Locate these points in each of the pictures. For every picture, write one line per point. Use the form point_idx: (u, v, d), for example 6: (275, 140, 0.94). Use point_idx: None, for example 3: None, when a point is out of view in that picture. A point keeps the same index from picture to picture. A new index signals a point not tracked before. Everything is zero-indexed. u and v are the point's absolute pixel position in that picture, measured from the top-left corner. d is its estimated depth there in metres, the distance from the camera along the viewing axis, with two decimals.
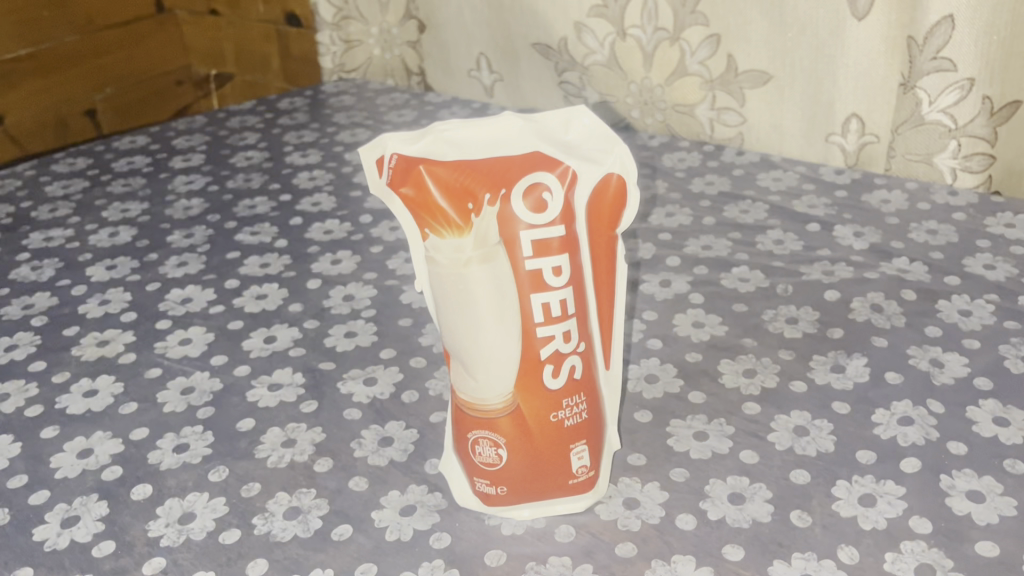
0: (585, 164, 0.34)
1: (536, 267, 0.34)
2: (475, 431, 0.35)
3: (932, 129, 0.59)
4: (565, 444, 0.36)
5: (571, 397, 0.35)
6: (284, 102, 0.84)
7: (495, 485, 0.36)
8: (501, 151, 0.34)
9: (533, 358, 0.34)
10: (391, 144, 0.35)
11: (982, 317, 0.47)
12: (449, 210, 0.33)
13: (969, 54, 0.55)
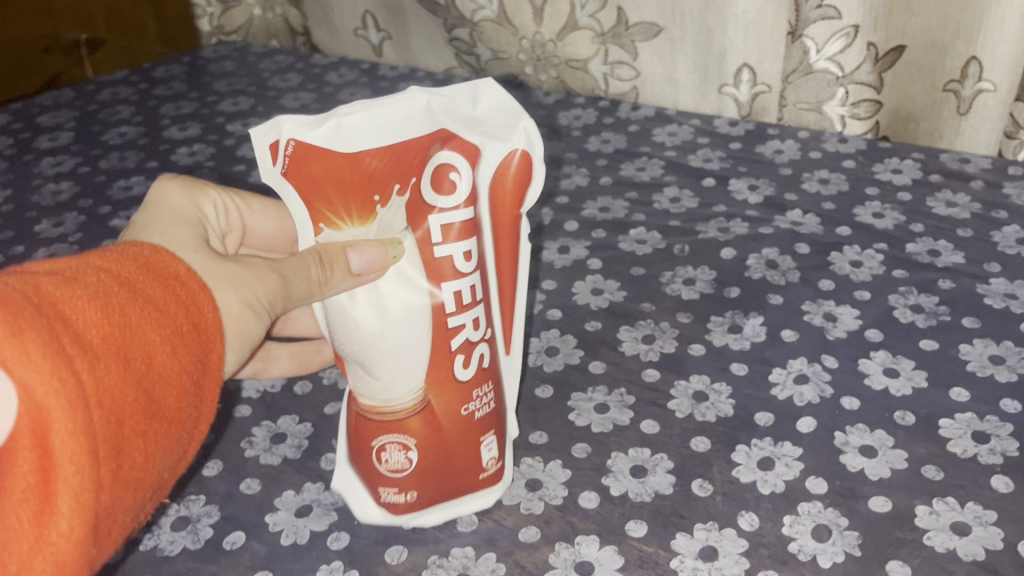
0: (493, 142, 0.32)
1: (446, 254, 0.32)
2: (380, 437, 0.34)
3: (821, 78, 0.59)
4: (478, 437, 0.35)
5: (482, 389, 0.34)
6: (158, 70, 0.79)
7: (405, 493, 0.34)
8: (402, 135, 0.32)
9: (444, 349, 0.33)
10: (289, 124, 0.32)
11: (872, 267, 0.48)
12: (354, 202, 0.32)
13: (852, 1, 0.55)
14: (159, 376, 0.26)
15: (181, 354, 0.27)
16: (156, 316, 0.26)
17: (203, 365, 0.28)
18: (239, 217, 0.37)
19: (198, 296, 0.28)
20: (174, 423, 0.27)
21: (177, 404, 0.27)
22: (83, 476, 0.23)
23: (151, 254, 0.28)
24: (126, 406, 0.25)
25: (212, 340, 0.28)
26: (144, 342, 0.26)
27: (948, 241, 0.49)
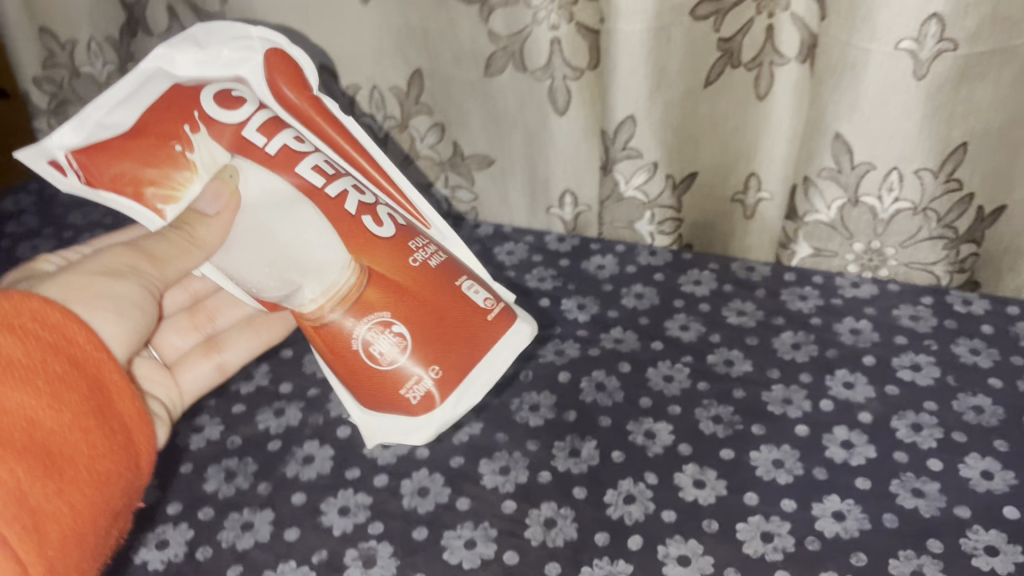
0: (247, 71, 0.53)
1: (281, 147, 0.50)
2: (369, 325, 0.49)
3: (631, 203, 0.70)
4: (443, 278, 0.51)
5: (414, 244, 0.51)
6: (6, 202, 0.80)
7: (430, 379, 0.49)
8: (151, 103, 0.51)
9: (350, 215, 0.50)
10: (60, 145, 0.52)
11: (681, 380, 0.58)
12: (171, 165, 0.50)
13: (650, 143, 0.65)
14: (29, 427, 0.37)
15: (66, 405, 0.38)
16: (10, 380, 0.37)
17: (95, 393, 0.40)
18: (77, 253, 0.54)
19: (61, 328, 0.40)
20: (93, 446, 0.39)
21: (59, 440, 0.38)
22: (29, 500, 0.36)
23: (33, 304, 0.39)
24: (30, 488, 0.36)
25: (98, 362, 0.41)
26: (28, 410, 0.37)
27: (739, 350, 0.60)
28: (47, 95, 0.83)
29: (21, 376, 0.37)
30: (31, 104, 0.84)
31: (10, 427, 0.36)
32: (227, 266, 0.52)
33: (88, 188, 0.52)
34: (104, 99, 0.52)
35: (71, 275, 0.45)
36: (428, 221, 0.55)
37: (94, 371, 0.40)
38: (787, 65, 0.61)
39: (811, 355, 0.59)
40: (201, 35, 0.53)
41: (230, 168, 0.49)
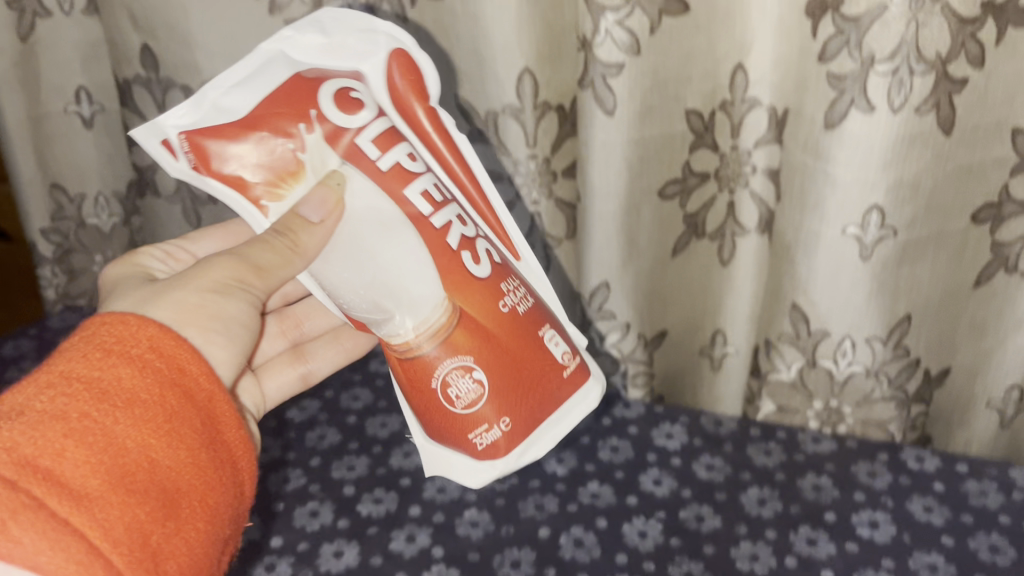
0: (362, 61, 0.49)
1: (394, 163, 0.49)
2: (453, 369, 0.50)
3: (607, 359, 0.76)
4: (531, 332, 0.51)
5: (505, 287, 0.51)
6: (5, 345, 0.81)
7: (499, 430, 0.51)
8: (270, 89, 0.49)
9: (452, 249, 0.50)
10: (171, 124, 0.49)
11: (655, 535, 0.61)
12: (280, 167, 0.49)
13: (623, 307, 0.73)
14: (146, 464, 0.42)
15: (183, 439, 0.43)
16: (130, 417, 0.41)
17: (205, 424, 0.44)
18: (183, 253, 0.59)
19: (176, 360, 0.44)
20: (199, 479, 0.44)
21: (172, 476, 0.42)
22: (146, 538, 0.41)
23: (150, 337, 0.44)
24: (150, 522, 0.41)
25: (209, 393, 0.45)
26: (149, 446, 0.42)
27: (709, 505, 0.63)
28: (53, 245, 0.85)
29: (138, 411, 0.42)
30: (35, 253, 0.86)
31: (129, 463, 0.41)
32: (321, 273, 0.51)
33: (195, 173, 0.50)
34: (224, 77, 0.49)
35: (183, 292, 0.48)
36: (518, 253, 0.55)
37: (204, 400, 0.45)
38: (747, 235, 0.70)
39: (776, 511, 0.63)
40: (327, 23, 0.50)
41: (338, 175, 0.49)
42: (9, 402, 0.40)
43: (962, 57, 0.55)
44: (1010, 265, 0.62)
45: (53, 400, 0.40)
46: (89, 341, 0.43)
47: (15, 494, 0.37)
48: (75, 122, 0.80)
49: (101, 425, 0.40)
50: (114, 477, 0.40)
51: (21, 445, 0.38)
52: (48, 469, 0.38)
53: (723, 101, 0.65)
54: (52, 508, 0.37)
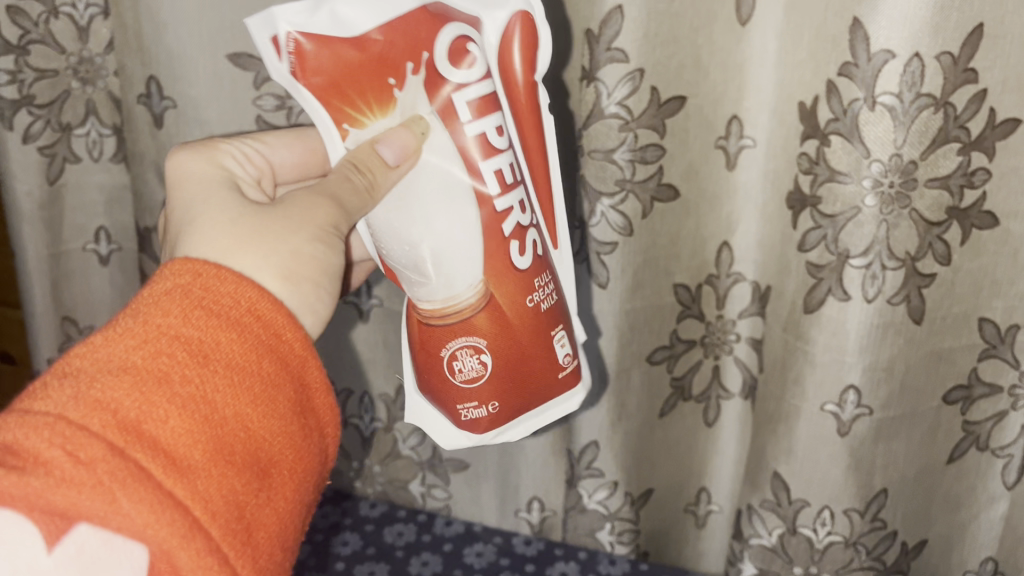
0: (488, 22, 0.46)
1: (480, 130, 0.46)
2: (463, 343, 0.48)
3: (594, 515, 0.77)
4: (545, 329, 0.49)
5: (538, 282, 0.48)
6: None
7: (486, 412, 0.49)
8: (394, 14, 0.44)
9: (502, 236, 0.47)
10: (283, 21, 0.44)
11: None
12: (375, 93, 0.45)
13: (611, 465, 0.75)
14: (244, 433, 0.35)
15: (278, 409, 0.37)
16: (231, 382, 0.35)
17: (302, 390, 0.38)
18: (259, 158, 0.51)
19: (279, 328, 0.37)
20: (292, 451, 0.37)
21: (268, 447, 0.36)
22: (243, 512, 0.35)
23: (250, 296, 0.37)
24: (242, 497, 0.35)
25: (309, 361, 0.38)
26: (244, 415, 0.35)
27: None
28: None
29: (239, 380, 0.35)
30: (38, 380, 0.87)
31: (229, 432, 0.35)
32: (377, 218, 0.47)
33: (291, 79, 0.45)
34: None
35: (282, 233, 0.42)
36: (557, 241, 0.51)
37: (303, 369, 0.38)
38: (731, 399, 0.73)
39: None
40: None
41: (422, 122, 0.45)
42: (102, 354, 0.34)
43: (930, 255, 0.60)
44: (981, 442, 0.65)
45: (149, 357, 0.34)
46: (184, 296, 0.36)
47: (117, 463, 0.31)
48: (92, 259, 0.84)
49: (199, 390, 0.34)
50: (212, 447, 0.34)
51: (120, 406, 0.32)
52: (148, 436, 0.33)
53: (709, 275, 0.69)
54: (154, 478, 0.32)
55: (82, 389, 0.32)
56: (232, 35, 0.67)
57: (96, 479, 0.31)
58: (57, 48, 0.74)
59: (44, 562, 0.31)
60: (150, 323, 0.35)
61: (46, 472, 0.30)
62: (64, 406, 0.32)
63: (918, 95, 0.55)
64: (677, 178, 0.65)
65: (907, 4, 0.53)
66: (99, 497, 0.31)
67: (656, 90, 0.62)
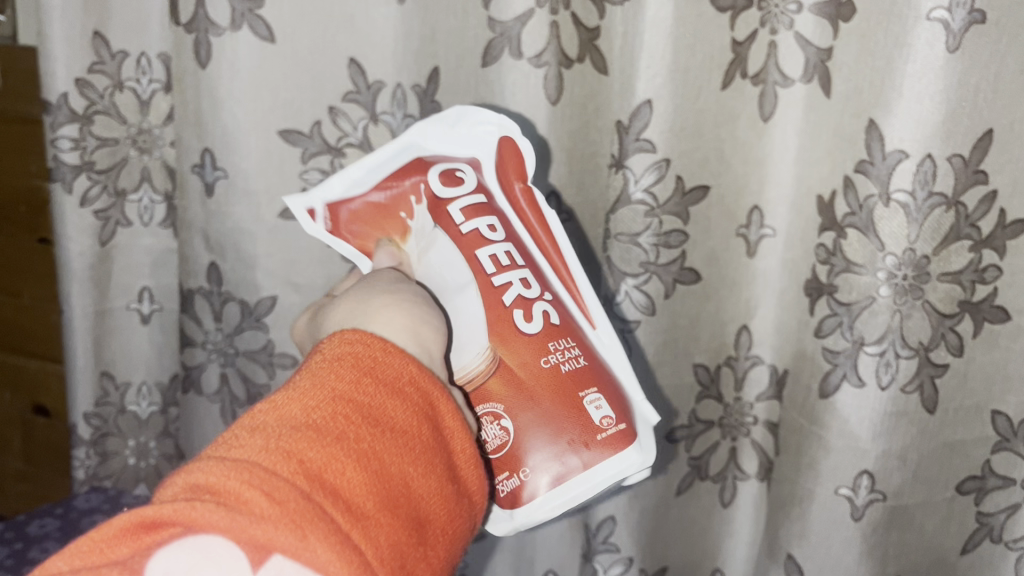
0: (478, 153, 0.55)
1: (472, 228, 0.52)
2: (483, 408, 0.49)
3: None
4: (574, 394, 0.49)
5: (554, 345, 0.50)
6: (33, 524, 0.85)
7: (515, 481, 0.49)
8: (382, 173, 0.55)
9: (505, 306, 0.50)
10: (318, 198, 0.56)
11: None
12: (386, 221, 0.55)
13: (627, 542, 0.74)
14: (407, 492, 0.39)
15: (431, 470, 0.40)
16: (397, 444, 0.39)
17: (450, 460, 0.42)
18: None
19: (430, 396, 0.41)
20: (444, 511, 0.40)
21: (425, 504, 0.39)
22: (404, 559, 0.37)
23: (404, 363, 0.41)
24: (405, 549, 0.38)
25: (453, 435, 0.42)
26: (404, 475, 0.39)
27: None
28: (91, 428, 0.87)
29: (404, 440, 0.39)
30: (73, 434, 0.87)
31: (395, 488, 0.38)
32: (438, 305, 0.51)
33: (328, 236, 0.56)
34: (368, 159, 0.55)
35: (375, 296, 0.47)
36: (597, 322, 0.53)
37: (452, 445, 0.42)
38: (747, 480, 0.75)
39: None
40: (452, 117, 0.55)
41: (427, 241, 0.52)
42: (283, 412, 0.38)
43: (943, 345, 0.62)
44: (995, 535, 0.67)
45: (323, 414, 0.38)
46: (352, 363, 0.40)
47: (308, 505, 0.34)
48: (133, 318, 0.87)
49: (372, 447, 0.38)
50: (377, 496, 0.37)
51: (307, 458, 0.36)
52: (330, 486, 0.36)
53: (728, 356, 0.72)
54: (337, 521, 0.35)
55: (271, 441, 0.36)
56: (285, 113, 0.72)
57: (289, 516, 0.34)
58: (119, 119, 0.79)
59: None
60: (325, 385, 0.39)
61: (249, 508, 0.33)
62: (256, 456, 0.36)
63: (930, 193, 0.57)
64: (698, 263, 0.69)
65: (918, 109, 0.56)
66: (292, 531, 0.33)
67: (681, 178, 0.66)
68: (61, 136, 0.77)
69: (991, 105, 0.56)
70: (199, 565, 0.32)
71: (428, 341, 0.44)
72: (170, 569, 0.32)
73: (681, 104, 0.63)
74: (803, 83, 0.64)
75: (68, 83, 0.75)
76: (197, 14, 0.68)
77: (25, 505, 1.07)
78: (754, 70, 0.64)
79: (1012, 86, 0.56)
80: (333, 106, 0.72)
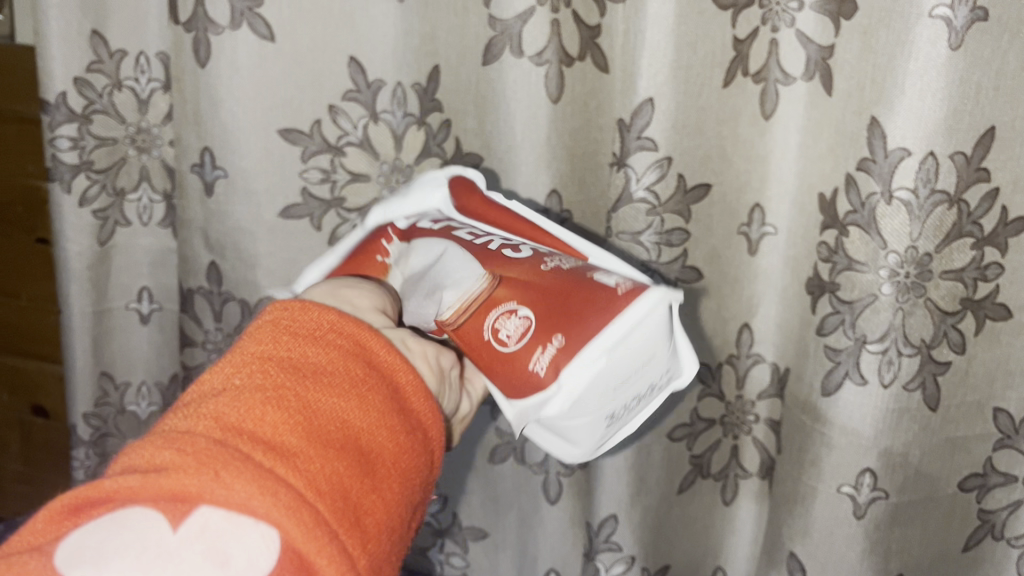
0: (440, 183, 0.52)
1: (447, 225, 0.50)
2: (491, 320, 0.45)
3: None
4: (579, 276, 0.46)
5: (551, 258, 0.48)
6: None
7: (550, 350, 0.44)
8: (351, 248, 0.51)
9: (494, 248, 0.48)
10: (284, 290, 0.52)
11: None
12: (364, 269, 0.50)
13: (630, 541, 0.75)
14: (343, 428, 0.36)
15: (372, 405, 0.37)
16: (321, 384, 0.36)
17: (395, 392, 0.39)
18: None
19: (358, 337, 0.39)
20: (395, 444, 0.37)
21: (367, 438, 0.36)
22: (347, 492, 0.34)
23: (321, 313, 0.39)
24: (351, 484, 0.35)
25: (392, 366, 0.39)
26: (336, 411, 0.36)
27: None
28: (90, 428, 0.87)
29: (329, 380, 0.37)
30: (72, 435, 0.87)
31: (325, 425, 0.35)
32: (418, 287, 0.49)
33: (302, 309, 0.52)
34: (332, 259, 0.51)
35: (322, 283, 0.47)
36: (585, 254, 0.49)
37: (392, 376, 0.39)
38: (748, 478, 0.75)
39: None
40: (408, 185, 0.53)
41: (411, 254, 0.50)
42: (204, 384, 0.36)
43: (945, 343, 0.62)
44: (996, 532, 0.67)
45: (241, 373, 0.36)
46: (270, 327, 0.38)
47: (219, 450, 0.32)
48: (132, 318, 0.87)
49: (296, 393, 0.35)
50: (309, 435, 0.35)
51: (221, 412, 0.34)
52: (250, 433, 0.33)
53: (730, 355, 0.72)
54: (257, 461, 0.32)
55: (187, 411, 0.34)
56: (284, 112, 0.71)
57: (197, 463, 0.31)
58: (117, 118, 0.79)
59: (170, 540, 0.30)
60: (242, 351, 0.37)
61: (156, 466, 0.31)
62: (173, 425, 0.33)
63: (932, 191, 0.57)
64: (700, 261, 0.69)
65: (920, 107, 0.56)
66: (205, 476, 0.31)
67: (682, 177, 0.66)
68: (60, 136, 0.76)
69: (993, 101, 0.56)
70: (114, 536, 0.30)
71: (351, 296, 0.44)
72: (81, 546, 0.30)
73: (683, 101, 0.64)
74: (805, 80, 0.63)
75: (66, 82, 0.75)
76: (196, 13, 0.68)
77: (24, 506, 1.07)
78: (756, 67, 0.64)
79: (1014, 82, 0.56)
80: (333, 105, 0.72)
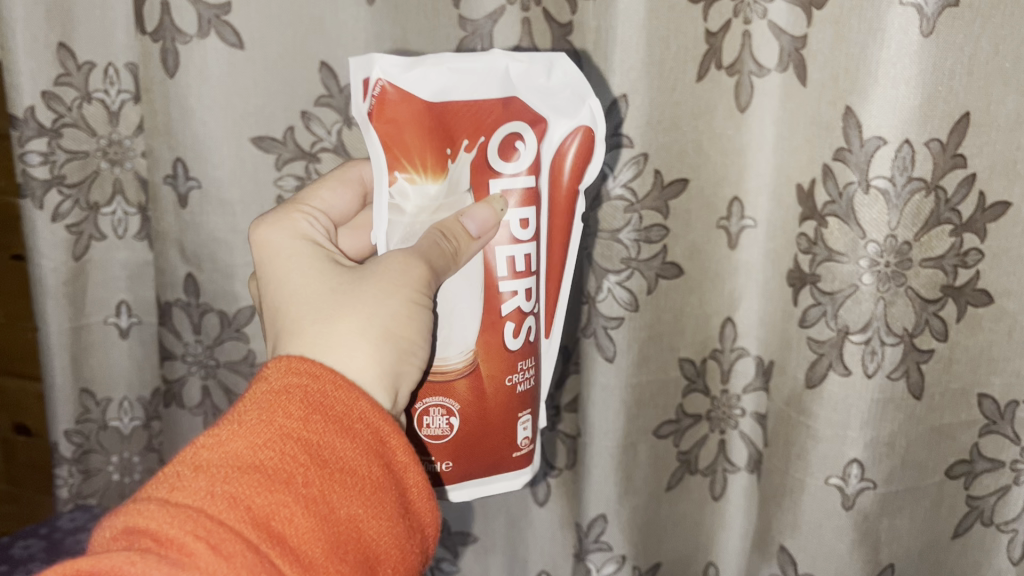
0: (557, 123, 0.51)
1: (510, 219, 0.50)
2: (436, 400, 0.50)
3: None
4: (514, 410, 0.52)
5: (521, 364, 0.52)
6: (17, 546, 0.83)
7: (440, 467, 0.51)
8: (472, 94, 0.49)
9: (499, 315, 0.50)
10: (380, 68, 0.48)
11: None
12: (431, 157, 0.49)
13: (620, 540, 0.74)
14: (357, 535, 0.38)
15: (385, 509, 0.40)
16: (345, 484, 0.38)
17: (404, 494, 0.41)
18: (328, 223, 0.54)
19: (384, 432, 0.41)
20: (399, 549, 0.40)
21: (377, 545, 0.39)
22: None
23: (355, 399, 0.40)
24: None
25: (408, 465, 0.41)
26: (353, 516, 0.38)
27: None
28: (73, 445, 0.86)
29: (354, 482, 0.39)
30: (53, 453, 0.86)
31: (343, 532, 0.38)
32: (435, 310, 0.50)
33: (365, 117, 0.48)
34: (451, 57, 0.49)
35: (389, 302, 0.46)
36: (551, 331, 0.55)
37: (405, 476, 0.41)
38: (737, 472, 0.75)
39: None
40: (557, 67, 0.50)
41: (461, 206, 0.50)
42: (233, 451, 0.37)
43: (927, 331, 0.62)
44: (985, 518, 0.67)
45: (272, 454, 0.38)
46: (302, 397, 0.40)
47: (252, 559, 0.34)
48: (111, 333, 0.86)
49: (321, 493, 0.38)
50: (325, 541, 0.37)
51: (253, 506, 0.36)
52: (276, 536, 0.36)
53: (713, 350, 0.72)
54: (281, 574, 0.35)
55: (216, 485, 0.36)
56: (256, 119, 0.70)
57: (229, 571, 0.34)
58: (88, 131, 0.78)
59: None
60: (274, 421, 0.38)
61: (192, 562, 0.33)
62: (207, 502, 0.35)
63: (909, 178, 0.57)
64: (680, 257, 0.69)
65: (894, 95, 0.56)
66: None
67: (659, 173, 0.65)
68: (30, 151, 0.75)
69: (967, 87, 0.56)
70: None
71: (399, 383, 0.46)
72: None
73: (657, 97, 0.63)
74: (779, 72, 0.63)
75: (34, 95, 0.74)
76: (162, 23, 0.67)
77: (10, 525, 1.05)
78: (729, 61, 0.64)
79: (987, 67, 0.56)
80: (306, 111, 0.71)
